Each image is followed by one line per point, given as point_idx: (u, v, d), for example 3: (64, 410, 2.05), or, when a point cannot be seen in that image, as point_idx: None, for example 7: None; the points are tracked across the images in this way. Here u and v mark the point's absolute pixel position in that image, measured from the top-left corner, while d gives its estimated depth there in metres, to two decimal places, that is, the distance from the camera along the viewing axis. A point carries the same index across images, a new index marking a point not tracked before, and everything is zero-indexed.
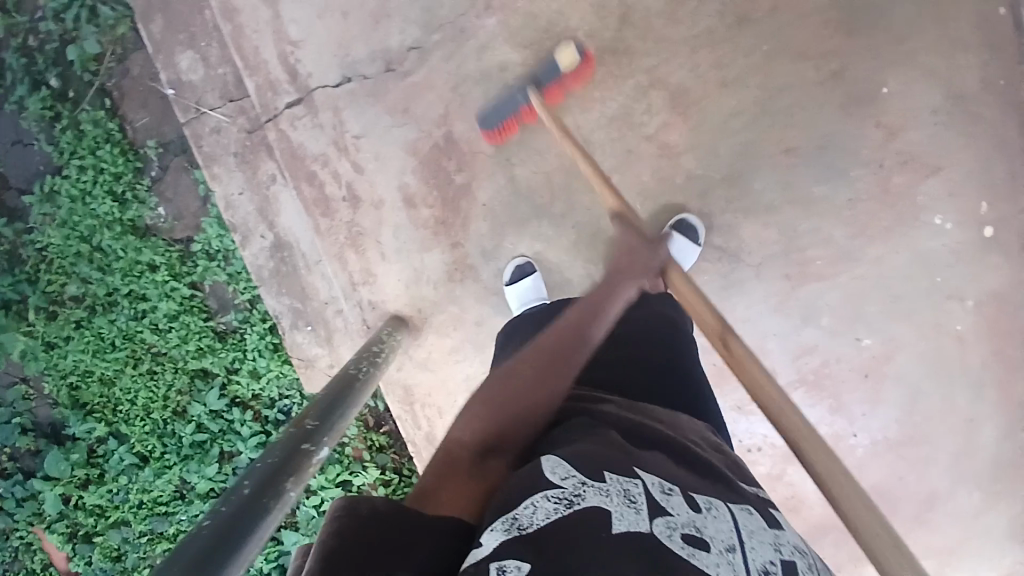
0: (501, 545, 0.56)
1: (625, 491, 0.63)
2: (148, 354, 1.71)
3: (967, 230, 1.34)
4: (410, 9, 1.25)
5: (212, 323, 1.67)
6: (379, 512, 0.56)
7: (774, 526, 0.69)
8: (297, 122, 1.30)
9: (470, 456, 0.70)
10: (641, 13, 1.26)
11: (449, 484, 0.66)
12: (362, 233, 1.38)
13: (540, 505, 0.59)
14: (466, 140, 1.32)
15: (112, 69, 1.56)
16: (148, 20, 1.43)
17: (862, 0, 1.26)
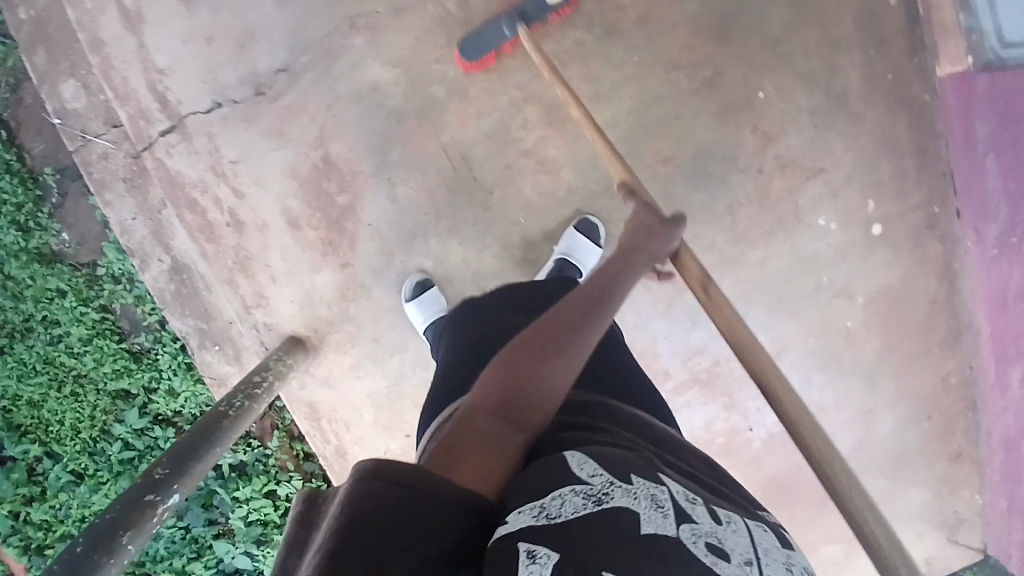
0: (524, 528, 0.53)
1: (652, 494, 0.59)
2: (69, 377, 1.69)
3: (851, 229, 1.38)
4: (276, 32, 1.23)
5: (126, 344, 1.67)
6: (401, 480, 0.52)
7: (787, 545, 0.63)
8: (172, 150, 1.30)
9: (491, 424, 0.66)
10: (510, 26, 1.23)
11: (470, 455, 0.62)
12: (250, 257, 1.36)
13: (567, 498, 0.56)
14: (345, 160, 1.30)
15: (7, 99, 1.55)
16: (33, 52, 1.45)
17: (733, 7, 1.26)
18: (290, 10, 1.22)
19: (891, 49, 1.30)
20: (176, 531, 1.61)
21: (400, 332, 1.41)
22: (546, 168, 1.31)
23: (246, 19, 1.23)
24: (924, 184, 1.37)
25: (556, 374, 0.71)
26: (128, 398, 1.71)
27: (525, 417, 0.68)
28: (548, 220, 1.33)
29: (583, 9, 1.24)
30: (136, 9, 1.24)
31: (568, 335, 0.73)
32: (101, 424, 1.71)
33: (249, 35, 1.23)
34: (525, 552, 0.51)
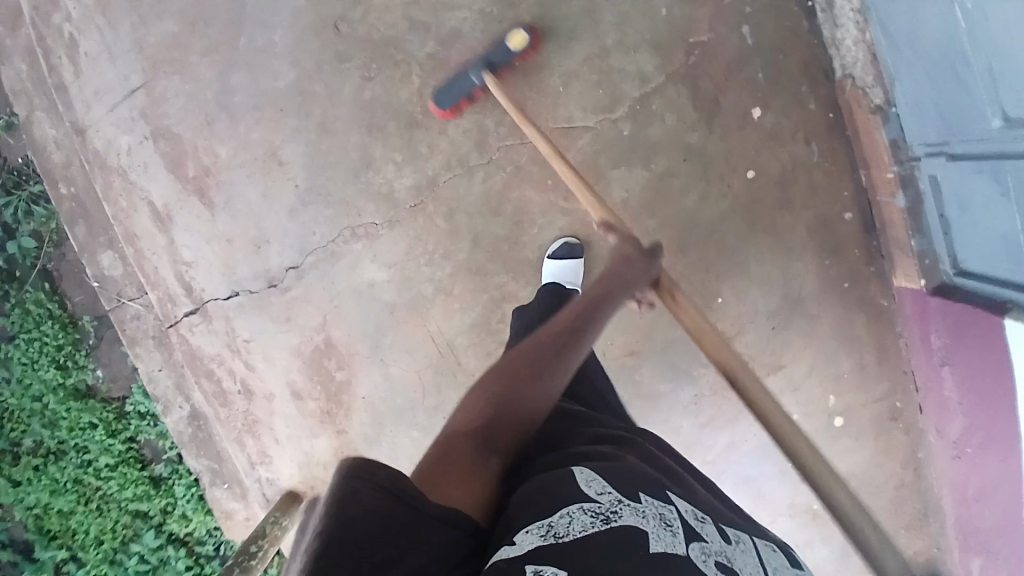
0: (536, 548, 0.58)
1: (660, 515, 0.67)
2: (95, 494, 1.78)
3: (814, 418, 1.45)
4: (286, 236, 1.40)
5: (148, 471, 1.79)
6: (388, 484, 0.56)
7: (795, 564, 0.77)
8: (194, 328, 1.47)
9: (474, 446, 0.74)
10: (490, 237, 1.38)
11: (451, 475, 0.70)
12: (257, 420, 1.51)
13: (576, 516, 0.62)
14: (343, 343, 1.45)
15: (51, 254, 1.74)
16: (72, 222, 1.57)
17: (692, 218, 1.34)
18: (299, 218, 1.39)
19: (855, 259, 1.36)
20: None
21: None
22: None
23: (261, 225, 1.39)
24: (885, 379, 1.43)
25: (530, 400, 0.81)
26: (145, 517, 1.80)
27: (501, 442, 0.77)
28: None
29: (555, 222, 1.37)
30: (166, 210, 1.41)
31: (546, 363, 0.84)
32: (121, 538, 1.79)
33: (263, 240, 1.40)
34: (535, 571, 0.55)
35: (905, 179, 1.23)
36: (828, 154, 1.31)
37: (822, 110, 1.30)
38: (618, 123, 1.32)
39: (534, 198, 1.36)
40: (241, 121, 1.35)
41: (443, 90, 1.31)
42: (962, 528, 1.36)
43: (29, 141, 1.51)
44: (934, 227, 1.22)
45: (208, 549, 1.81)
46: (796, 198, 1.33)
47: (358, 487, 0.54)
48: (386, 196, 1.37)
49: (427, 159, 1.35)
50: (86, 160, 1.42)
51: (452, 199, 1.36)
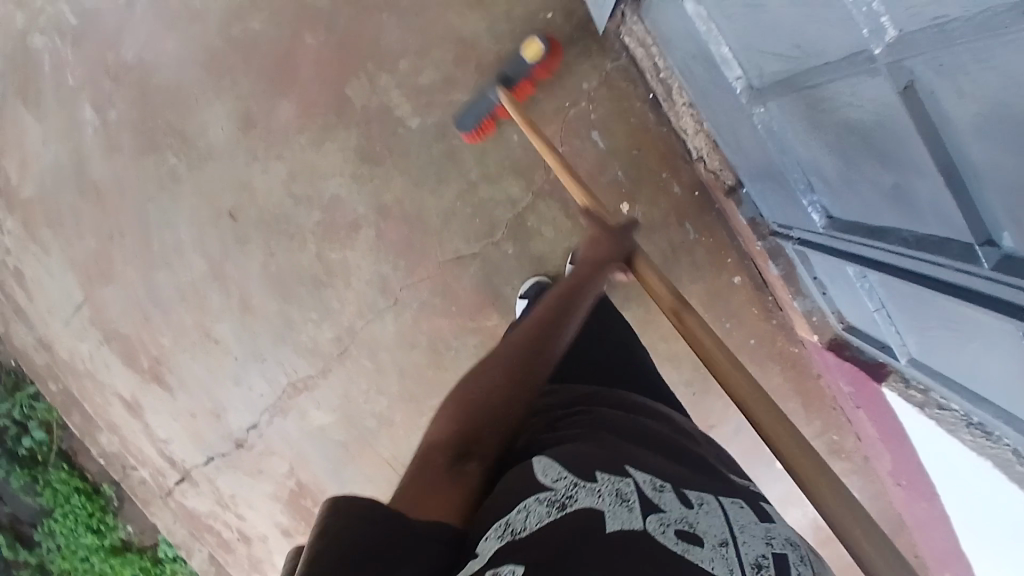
0: (495, 552, 0.61)
1: (616, 490, 0.68)
2: None
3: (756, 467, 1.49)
4: (239, 402, 1.54)
5: None
6: (366, 513, 0.60)
7: (767, 519, 0.73)
8: (186, 493, 1.62)
9: (443, 460, 0.75)
10: (415, 366, 1.49)
11: (427, 491, 0.70)
12: (260, 561, 1.66)
13: (531, 509, 0.64)
14: (313, 482, 1.58)
15: (59, 433, 1.68)
16: (67, 412, 1.61)
17: None
18: (244, 384, 1.53)
19: (753, 317, 1.42)
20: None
21: None
22: None
23: (216, 397, 1.55)
24: (815, 420, 1.47)
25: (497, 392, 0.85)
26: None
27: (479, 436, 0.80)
28: None
29: (467, 341, 1.47)
30: (134, 398, 1.56)
31: (523, 370, 0.88)
32: None
33: (221, 408, 1.55)
34: (496, 572, 0.58)
35: (772, 252, 1.28)
36: (703, 230, 1.38)
37: (688, 191, 1.36)
38: (500, 245, 1.41)
39: (445, 324, 1.46)
40: (172, 313, 1.52)
41: (339, 252, 1.44)
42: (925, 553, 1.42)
43: (11, 351, 1.59)
44: (810, 290, 1.27)
45: None
46: (683, 276, 1.39)
47: (335, 521, 0.59)
48: (313, 350, 1.50)
49: (340, 311, 1.47)
50: (55, 373, 1.57)
51: (372, 340, 1.48)
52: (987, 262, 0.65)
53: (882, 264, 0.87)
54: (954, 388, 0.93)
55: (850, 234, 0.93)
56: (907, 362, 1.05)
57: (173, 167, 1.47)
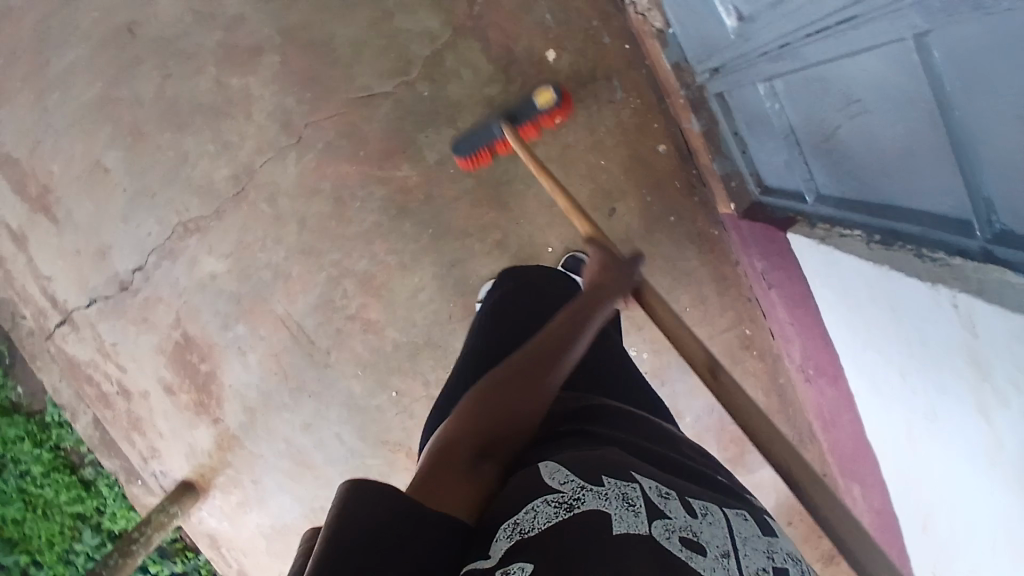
0: (506, 552, 0.54)
1: (623, 494, 0.60)
2: (39, 503, 1.86)
3: (663, 354, 1.47)
4: (126, 241, 1.46)
5: (76, 474, 1.86)
6: (390, 501, 0.54)
7: (769, 532, 0.66)
8: (67, 338, 1.57)
9: (466, 451, 0.65)
10: (316, 216, 1.41)
11: (454, 483, 0.62)
12: (140, 418, 1.61)
13: (539, 510, 0.57)
14: (201, 337, 1.51)
15: None
16: None
17: (499, 171, 1.39)
18: (132, 222, 1.45)
19: (675, 192, 1.34)
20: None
21: (273, 475, 1.61)
22: (371, 329, 1.49)
23: (100, 234, 1.47)
24: (729, 310, 1.40)
25: (519, 420, 0.71)
26: (84, 518, 1.88)
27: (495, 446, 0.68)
28: (382, 370, 1.51)
29: (374, 193, 1.39)
30: (20, 230, 1.50)
31: (548, 347, 0.76)
32: (69, 536, 1.88)
33: (105, 247, 1.47)
34: (502, 572, 0.53)
35: (695, 102, 1.19)
36: (631, 88, 1.30)
37: (617, 42, 1.29)
38: (415, 85, 1.32)
39: (350, 171, 1.37)
40: (62, 138, 1.42)
41: (242, 80, 1.35)
42: (835, 451, 1.38)
43: None
44: (732, 148, 1.20)
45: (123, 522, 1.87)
46: (605, 138, 1.32)
47: (356, 508, 0.53)
48: (207, 189, 1.40)
49: (239, 146, 1.38)
50: None
51: (271, 184, 1.39)
52: (952, 86, 0.62)
53: (790, 41, 0.85)
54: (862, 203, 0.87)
55: (764, 20, 0.88)
56: (814, 200, 0.99)
57: None
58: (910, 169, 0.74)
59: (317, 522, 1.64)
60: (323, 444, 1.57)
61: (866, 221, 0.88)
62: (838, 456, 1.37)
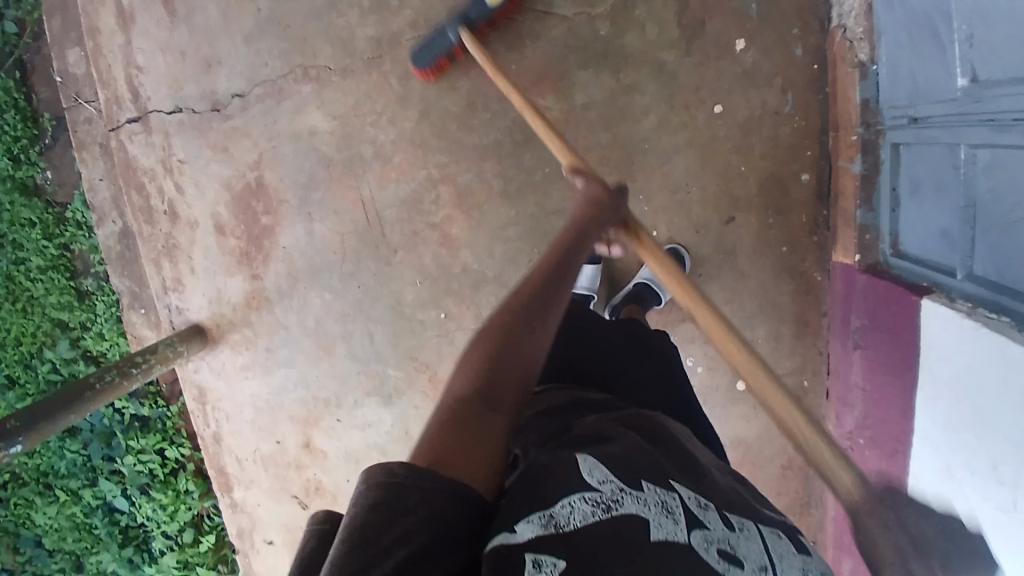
0: (536, 537, 0.54)
1: (662, 501, 0.61)
2: (25, 297, 1.76)
3: (718, 374, 1.45)
4: (239, 63, 1.40)
5: (75, 283, 1.75)
6: (406, 480, 0.53)
7: (803, 551, 0.65)
8: (134, 138, 1.49)
9: (472, 409, 0.63)
10: (440, 112, 1.35)
11: (461, 440, 0.59)
12: (177, 246, 1.52)
13: (576, 506, 0.57)
14: (274, 187, 1.44)
15: (29, 46, 1.69)
16: (51, 15, 1.60)
17: (637, 137, 1.33)
18: (253, 47, 1.38)
19: (797, 224, 1.33)
20: (78, 457, 1.87)
21: (288, 350, 1.54)
22: (447, 245, 1.43)
23: (215, 45, 1.41)
24: (797, 354, 1.40)
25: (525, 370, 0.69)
26: (66, 329, 1.77)
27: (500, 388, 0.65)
28: (440, 289, 1.46)
29: (509, 110, 1.33)
30: (130, 10, 1.44)
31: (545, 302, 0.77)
32: (41, 342, 1.78)
33: (216, 61, 1.41)
34: (534, 562, 0.52)
35: (866, 144, 1.19)
36: (801, 107, 1.28)
37: (807, 59, 1.26)
38: (595, 21, 1.28)
39: (494, 81, 1.32)
40: None
41: None
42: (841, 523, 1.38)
43: None
44: (882, 201, 1.18)
45: (103, 349, 1.77)
46: (755, 146, 1.30)
47: (378, 489, 0.53)
48: (344, 43, 1.33)
49: (394, 12, 1.31)
50: None
51: (410, 61, 1.32)
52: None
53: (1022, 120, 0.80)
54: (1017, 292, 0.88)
55: (1001, 91, 0.85)
56: (964, 278, 0.99)
57: None
58: None
59: (312, 412, 1.58)
60: (352, 338, 1.51)
61: (989, 298, 0.94)
62: (841, 530, 1.38)
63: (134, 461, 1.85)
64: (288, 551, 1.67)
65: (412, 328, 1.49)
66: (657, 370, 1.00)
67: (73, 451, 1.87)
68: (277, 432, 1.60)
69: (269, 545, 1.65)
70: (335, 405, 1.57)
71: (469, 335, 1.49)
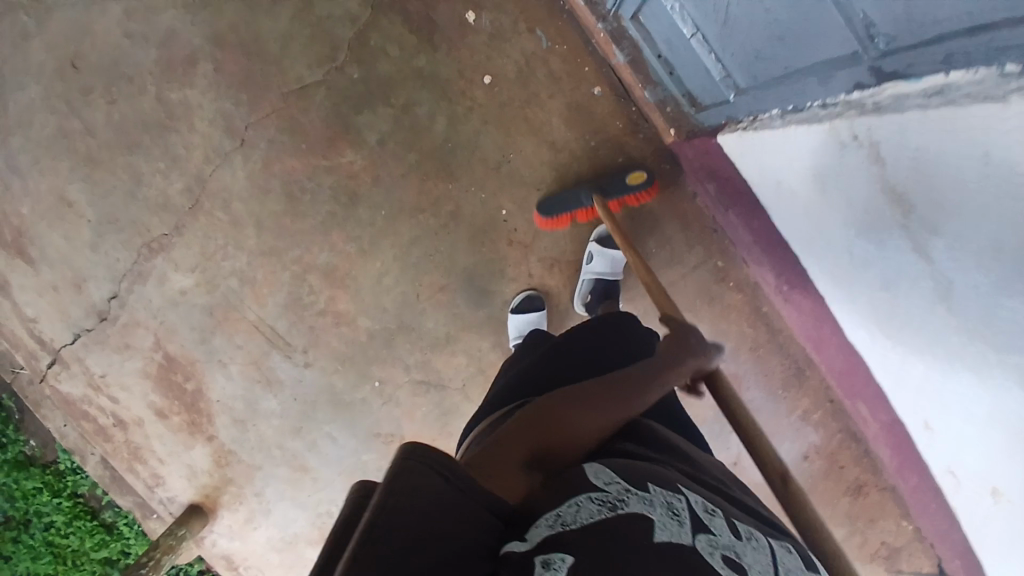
0: (544, 538, 0.56)
1: (668, 503, 0.62)
2: (69, 554, 1.87)
3: (640, 299, 1.46)
4: (98, 269, 1.51)
5: (98, 519, 1.86)
6: (444, 469, 0.56)
7: (813, 567, 0.65)
8: (59, 376, 1.59)
9: (518, 460, 0.68)
10: (270, 216, 1.43)
11: (510, 470, 0.67)
12: (139, 447, 1.59)
13: (582, 505, 0.59)
14: (181, 355, 1.52)
15: None
16: None
17: (441, 140, 1.37)
18: (101, 250, 1.50)
19: (617, 132, 1.35)
20: None
21: (273, 485, 1.58)
22: (343, 321, 1.47)
23: (76, 266, 1.52)
24: (697, 245, 1.40)
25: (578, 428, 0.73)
26: (113, 562, 1.89)
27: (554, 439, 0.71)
28: (361, 362, 1.49)
29: (323, 182, 1.40)
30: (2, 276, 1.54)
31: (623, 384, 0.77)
32: None
33: (82, 278, 1.52)
34: (542, 561, 0.53)
35: (615, 35, 1.28)
36: (555, 36, 1.33)
37: None
38: (344, 69, 1.36)
39: (296, 165, 1.40)
40: (30, 180, 1.48)
41: (179, 91, 1.41)
42: (832, 370, 1.37)
43: None
44: (658, 71, 1.25)
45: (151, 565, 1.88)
46: (540, 91, 1.34)
47: (411, 472, 0.54)
48: (165, 206, 1.45)
49: (188, 158, 1.43)
50: None
51: (223, 190, 1.43)
52: None
53: None
54: (766, 80, 0.89)
55: None
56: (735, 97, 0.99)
57: (23, 26, 1.42)
58: (801, 26, 0.74)
59: (326, 527, 1.62)
60: (316, 447, 1.55)
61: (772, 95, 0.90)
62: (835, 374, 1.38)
63: None
64: None
65: (360, 411, 1.52)
66: None
67: None
68: (307, 561, 1.63)
69: None
70: None
71: (410, 388, 1.51)
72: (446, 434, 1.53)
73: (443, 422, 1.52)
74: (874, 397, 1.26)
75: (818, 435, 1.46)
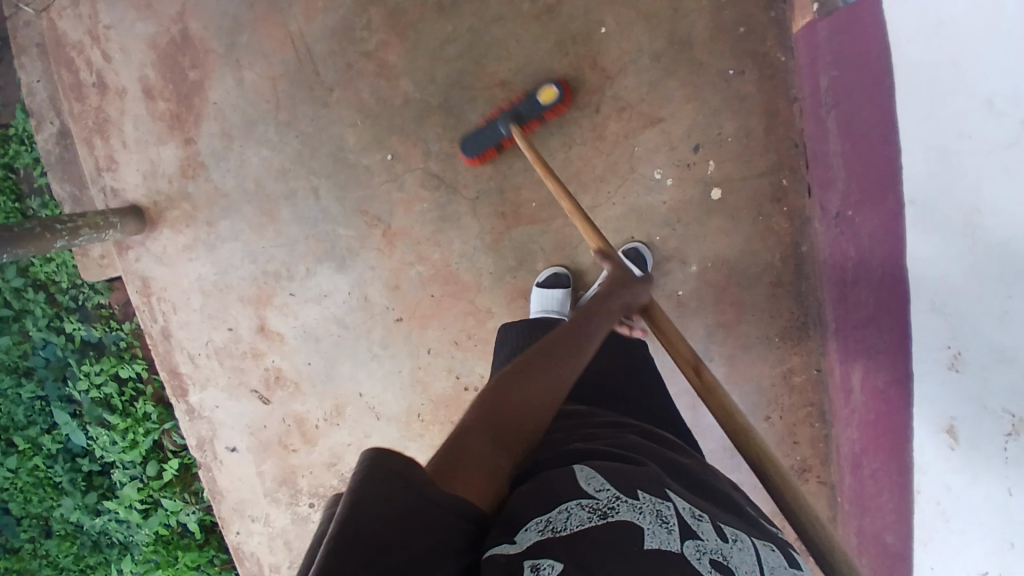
0: (535, 544, 0.52)
1: (657, 511, 0.58)
2: None
3: (687, 185, 1.33)
4: None
5: (19, 205, 1.56)
6: (406, 476, 0.51)
7: (796, 565, 0.61)
8: (62, 12, 1.40)
9: (483, 443, 0.61)
10: None
11: (474, 467, 0.59)
12: (108, 120, 1.42)
13: (573, 512, 0.55)
14: (199, 37, 1.36)
15: None
16: None
17: None
18: None
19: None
20: (37, 402, 1.74)
21: (231, 220, 1.41)
22: (385, 73, 1.33)
23: None
24: (771, 152, 1.30)
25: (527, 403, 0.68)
26: None
27: (511, 437, 0.64)
28: (384, 126, 1.35)
29: None
30: None
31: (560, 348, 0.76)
32: None
33: None
34: (531, 567, 0.49)
35: None
36: None
37: None
38: None
39: None
40: None
41: None
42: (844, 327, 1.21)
43: None
44: None
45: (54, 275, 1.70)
46: None
47: (381, 478, 0.50)
48: None
49: None
50: None
51: None
52: None
53: None
54: None
55: None
56: None
57: None
58: None
59: (264, 290, 1.44)
60: (296, 198, 1.39)
61: None
62: (844, 337, 1.22)
63: (89, 391, 1.72)
64: (253, 458, 1.51)
65: (358, 178, 1.37)
66: (645, 397, 0.96)
67: (29, 397, 1.74)
68: (228, 318, 1.46)
69: (235, 453, 1.51)
70: (287, 278, 1.43)
71: (420, 177, 1.37)
72: (434, 242, 1.38)
73: (437, 228, 1.37)
74: (887, 351, 1.08)
75: (789, 399, 1.35)
